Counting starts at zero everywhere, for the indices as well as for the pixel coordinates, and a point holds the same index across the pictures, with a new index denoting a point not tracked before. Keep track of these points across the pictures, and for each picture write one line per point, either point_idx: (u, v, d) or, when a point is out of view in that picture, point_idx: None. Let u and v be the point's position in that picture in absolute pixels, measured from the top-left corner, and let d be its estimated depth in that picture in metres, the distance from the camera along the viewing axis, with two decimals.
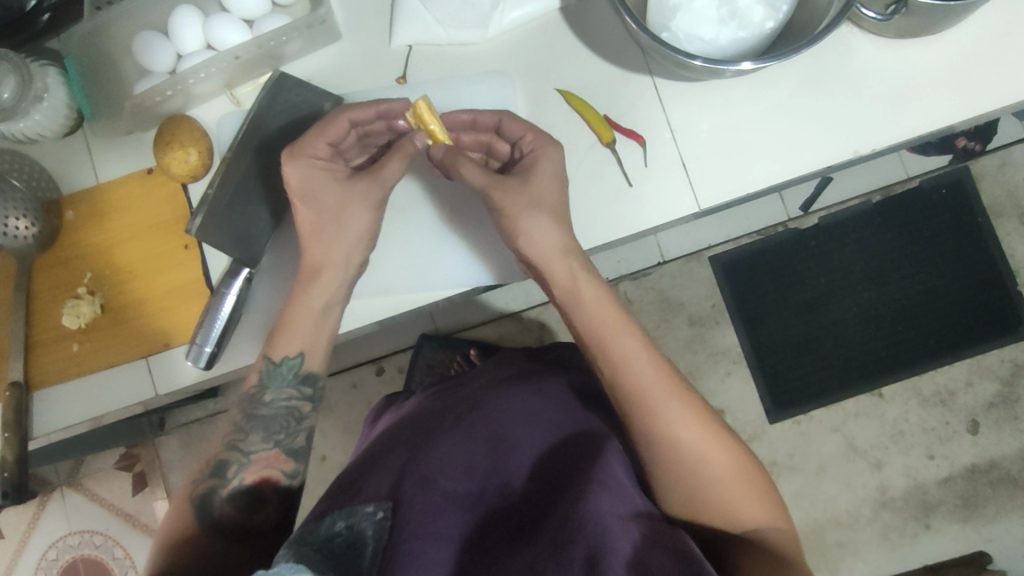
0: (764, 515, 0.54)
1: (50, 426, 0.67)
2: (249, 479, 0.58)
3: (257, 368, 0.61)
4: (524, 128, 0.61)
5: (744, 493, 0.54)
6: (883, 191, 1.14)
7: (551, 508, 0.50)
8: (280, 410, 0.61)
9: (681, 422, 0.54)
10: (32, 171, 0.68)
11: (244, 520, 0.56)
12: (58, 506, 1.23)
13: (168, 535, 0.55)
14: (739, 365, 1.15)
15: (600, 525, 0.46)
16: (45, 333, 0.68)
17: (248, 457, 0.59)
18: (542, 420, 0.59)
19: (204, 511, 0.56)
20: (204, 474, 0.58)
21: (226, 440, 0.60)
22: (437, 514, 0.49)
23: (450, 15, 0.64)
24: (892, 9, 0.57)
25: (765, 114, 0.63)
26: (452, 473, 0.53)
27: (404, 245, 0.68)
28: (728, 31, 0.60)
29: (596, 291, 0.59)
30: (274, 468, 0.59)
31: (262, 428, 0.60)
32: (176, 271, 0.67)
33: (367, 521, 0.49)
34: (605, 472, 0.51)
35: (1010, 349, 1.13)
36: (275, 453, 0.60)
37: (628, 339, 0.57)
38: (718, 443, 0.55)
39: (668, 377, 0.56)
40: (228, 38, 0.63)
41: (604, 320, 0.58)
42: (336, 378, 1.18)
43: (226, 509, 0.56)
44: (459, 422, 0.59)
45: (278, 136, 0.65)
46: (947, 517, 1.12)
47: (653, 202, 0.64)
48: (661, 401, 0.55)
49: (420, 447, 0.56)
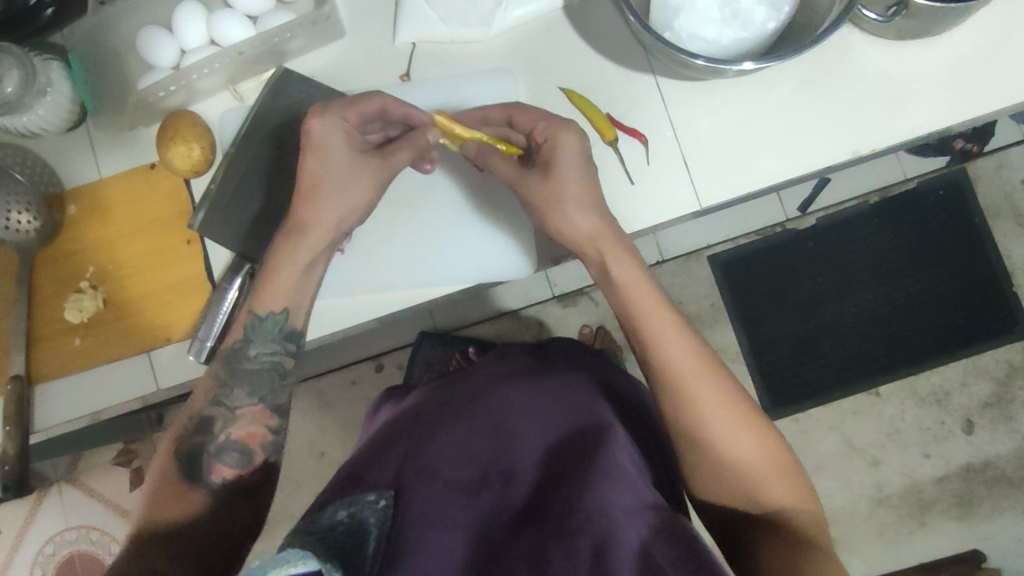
0: (792, 497, 0.55)
1: (53, 420, 0.67)
2: (235, 435, 0.60)
3: (242, 323, 0.61)
4: (532, 117, 0.59)
5: (771, 475, 0.55)
6: (881, 192, 1.15)
7: (554, 495, 0.50)
8: (266, 365, 0.61)
9: (714, 406, 0.55)
10: (36, 166, 0.68)
11: (237, 476, 0.59)
12: (55, 501, 1.23)
13: (160, 494, 0.57)
14: (737, 364, 1.16)
15: (607, 515, 0.47)
16: (47, 328, 0.68)
17: (235, 412, 0.60)
18: (546, 412, 0.59)
19: (195, 471, 0.58)
20: (188, 431, 0.59)
21: (209, 395, 0.60)
22: (440, 502, 0.50)
23: (453, 13, 0.64)
24: (893, 11, 0.58)
25: (766, 115, 0.64)
26: (454, 463, 0.54)
27: (403, 240, 0.68)
28: (731, 31, 0.60)
29: (632, 271, 0.58)
30: (259, 424, 0.60)
31: (247, 384, 0.61)
32: (179, 267, 0.67)
33: (370, 509, 0.50)
34: (612, 463, 0.51)
35: (1005, 350, 1.14)
36: (261, 409, 0.61)
37: (663, 319, 0.57)
38: (745, 428, 0.55)
39: (704, 360, 0.56)
40: (232, 34, 0.63)
41: (641, 300, 0.57)
42: (334, 374, 1.18)
43: (217, 468, 0.58)
44: (460, 415, 0.60)
45: (280, 132, 0.65)
46: (943, 515, 1.13)
47: (655, 200, 0.64)
48: (693, 385, 0.55)
49: (423, 439, 0.57)
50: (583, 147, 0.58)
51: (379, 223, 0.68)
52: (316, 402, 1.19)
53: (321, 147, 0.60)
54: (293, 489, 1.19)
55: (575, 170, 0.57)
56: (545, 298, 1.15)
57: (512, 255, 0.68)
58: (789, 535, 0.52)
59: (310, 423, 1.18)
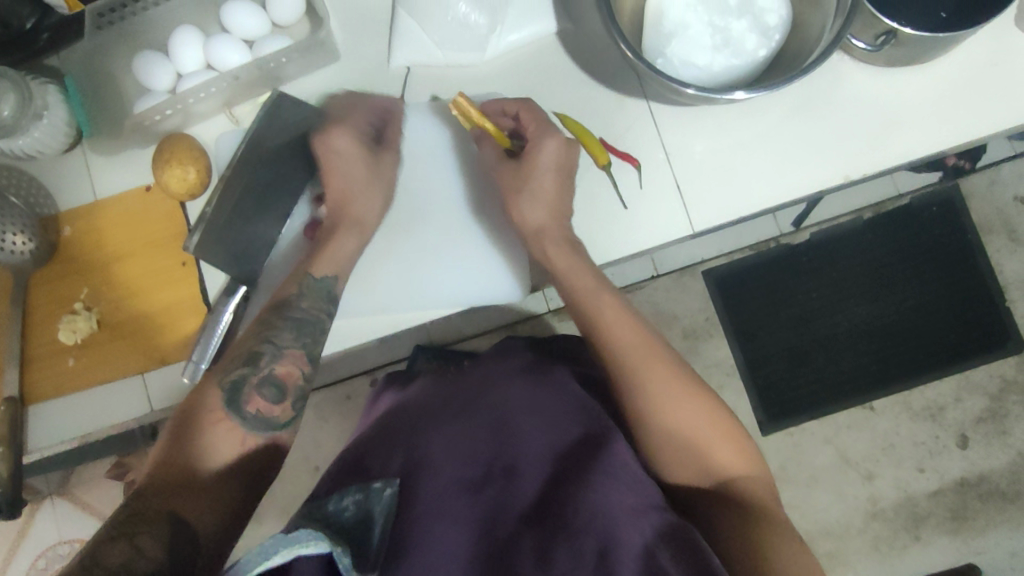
0: (737, 464, 0.55)
1: (45, 441, 0.67)
2: (277, 371, 0.57)
3: (295, 280, 0.61)
4: (534, 120, 0.61)
5: (715, 441, 0.55)
6: (874, 208, 1.16)
7: (558, 495, 0.52)
8: (309, 318, 0.60)
9: (653, 374, 0.56)
10: (32, 189, 0.68)
11: (270, 412, 0.56)
12: (47, 515, 1.23)
13: (187, 417, 0.54)
14: (732, 378, 1.16)
15: (610, 517, 0.48)
16: (41, 348, 0.68)
17: (280, 349, 0.58)
18: (549, 406, 0.59)
19: (233, 401, 0.55)
20: (234, 363, 0.57)
21: (256, 332, 0.58)
22: (445, 499, 0.52)
23: (448, 38, 0.65)
24: (882, 40, 0.59)
25: (758, 141, 0.65)
26: (458, 459, 0.55)
27: (399, 264, 0.68)
28: (722, 58, 0.61)
29: (569, 258, 0.61)
30: (298, 365, 0.58)
31: (292, 329, 0.59)
32: (173, 288, 0.67)
33: (376, 499, 0.50)
34: (613, 465, 0.53)
35: (999, 365, 1.14)
36: (301, 354, 0.59)
37: (603, 300, 0.60)
38: (688, 396, 0.56)
39: (642, 334, 0.58)
40: (228, 59, 0.64)
41: (578, 282, 0.60)
42: (330, 389, 1.18)
43: (255, 401, 0.55)
44: (463, 410, 0.61)
45: (277, 155, 0.65)
46: (937, 529, 1.13)
47: (649, 223, 0.65)
48: (629, 355, 0.57)
49: (426, 434, 0.58)
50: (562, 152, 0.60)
51: (373, 246, 0.68)
52: (311, 417, 1.19)
53: (338, 180, 0.63)
54: (287, 503, 1.18)
55: (545, 177, 0.61)
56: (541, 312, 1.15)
57: (503, 280, 0.68)
58: (738, 507, 0.52)
59: (305, 437, 1.18)
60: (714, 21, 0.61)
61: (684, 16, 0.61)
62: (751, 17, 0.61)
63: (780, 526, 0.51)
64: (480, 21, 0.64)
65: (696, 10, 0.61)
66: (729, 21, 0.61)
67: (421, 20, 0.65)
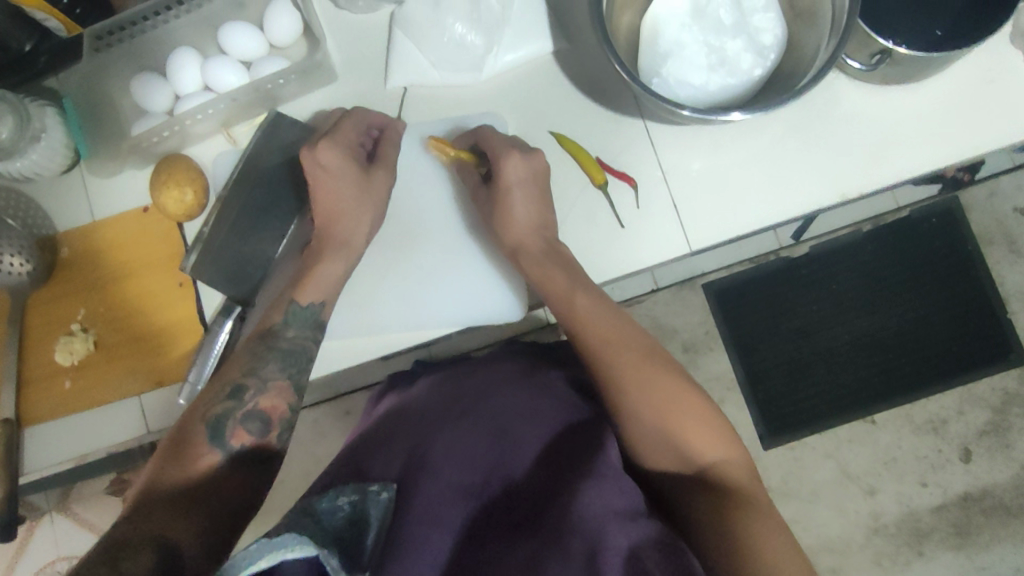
0: (717, 451, 0.54)
1: (41, 463, 0.67)
2: (261, 405, 0.57)
3: (281, 308, 0.61)
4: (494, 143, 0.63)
5: (694, 427, 0.54)
6: (874, 221, 1.15)
7: (551, 503, 0.52)
8: (297, 347, 0.60)
9: (630, 364, 0.56)
10: (30, 210, 0.68)
11: (257, 447, 0.56)
12: (45, 531, 1.22)
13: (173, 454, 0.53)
14: (733, 392, 1.15)
15: (598, 520, 0.48)
16: (37, 370, 0.68)
17: (264, 383, 0.58)
18: (546, 414, 0.60)
19: (217, 434, 0.54)
20: (216, 396, 0.56)
21: (241, 366, 0.58)
22: (442, 504, 0.52)
23: (445, 58, 0.65)
24: (877, 59, 0.59)
25: (754, 159, 0.65)
26: (457, 463, 0.55)
27: (396, 285, 0.68)
28: (717, 78, 0.61)
29: (543, 260, 0.62)
30: (283, 399, 0.58)
31: (279, 360, 0.59)
32: (171, 309, 0.67)
33: (373, 500, 0.48)
34: (606, 470, 0.53)
35: (1001, 377, 1.14)
36: (286, 386, 0.59)
37: (582, 292, 0.59)
38: (664, 383, 0.55)
39: (619, 326, 0.58)
40: (227, 81, 0.64)
41: (549, 274, 0.61)
42: (329, 405, 1.18)
43: (241, 435, 0.55)
44: (462, 412, 0.61)
45: (274, 176, 0.65)
46: (941, 544, 1.12)
47: (646, 242, 0.65)
48: (606, 345, 0.57)
49: (426, 436, 0.58)
50: (528, 164, 0.62)
51: (371, 267, 0.68)
52: (310, 432, 1.18)
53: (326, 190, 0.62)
54: None
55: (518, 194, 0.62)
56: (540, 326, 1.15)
57: (502, 299, 0.68)
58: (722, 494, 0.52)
59: (304, 452, 1.18)
60: (709, 41, 0.61)
61: (680, 35, 0.61)
62: (747, 37, 0.61)
63: (760, 513, 0.51)
64: (477, 41, 0.64)
65: (691, 30, 0.61)
66: (724, 41, 0.61)
67: (418, 40, 0.65)
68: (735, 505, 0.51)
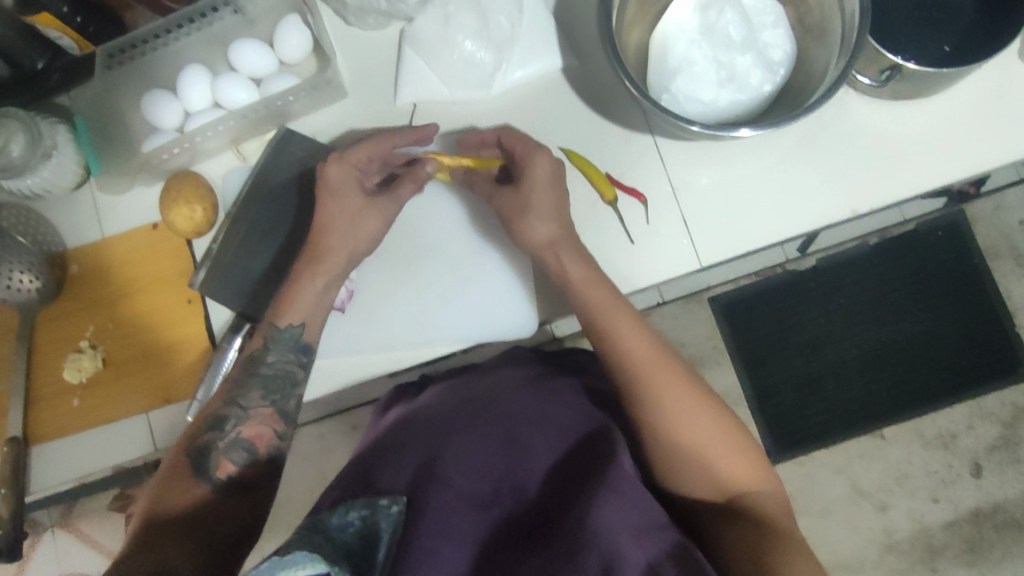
0: (751, 481, 0.55)
1: (48, 482, 0.66)
2: (245, 433, 0.58)
3: (261, 332, 0.61)
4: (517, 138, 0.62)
5: (729, 457, 0.54)
6: (880, 234, 1.15)
7: (563, 514, 0.52)
8: (280, 372, 0.61)
9: (670, 388, 0.55)
10: (38, 227, 0.68)
11: (244, 475, 0.56)
12: (49, 548, 1.21)
13: (163, 491, 0.53)
14: (741, 407, 1.15)
15: (611, 534, 0.48)
16: (45, 388, 0.67)
17: (246, 411, 0.58)
18: (556, 421, 0.59)
19: (203, 467, 0.55)
20: (200, 428, 0.57)
21: (225, 395, 0.59)
22: (452, 513, 0.51)
23: (453, 75, 0.66)
24: (886, 76, 0.59)
25: (763, 174, 0.64)
26: (467, 473, 0.54)
27: (405, 302, 0.68)
28: (727, 94, 0.61)
29: (583, 269, 0.60)
30: (267, 426, 0.59)
31: (260, 386, 0.60)
32: (179, 326, 0.67)
33: (383, 514, 0.48)
34: (618, 477, 0.52)
35: (1011, 391, 1.13)
36: (271, 412, 0.59)
37: (617, 309, 0.58)
38: (701, 412, 0.55)
39: (658, 349, 0.57)
40: (238, 97, 0.65)
41: (588, 293, 0.59)
42: (335, 420, 1.17)
43: (226, 466, 0.56)
44: (472, 418, 0.60)
45: (282, 192, 0.65)
46: (954, 561, 1.11)
47: (655, 258, 0.64)
48: (643, 367, 0.56)
49: (434, 443, 0.57)
50: (553, 168, 0.61)
51: (379, 282, 0.68)
52: (317, 447, 1.18)
53: (330, 208, 0.62)
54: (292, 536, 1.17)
55: (543, 191, 0.61)
56: None
57: (511, 315, 0.67)
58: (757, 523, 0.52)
59: (311, 468, 1.17)
60: (718, 57, 0.61)
61: (689, 51, 0.61)
62: (756, 52, 0.61)
63: (798, 546, 0.50)
64: (486, 59, 0.65)
65: (700, 46, 0.61)
66: (733, 56, 0.61)
67: (428, 58, 0.66)
68: (766, 532, 0.51)
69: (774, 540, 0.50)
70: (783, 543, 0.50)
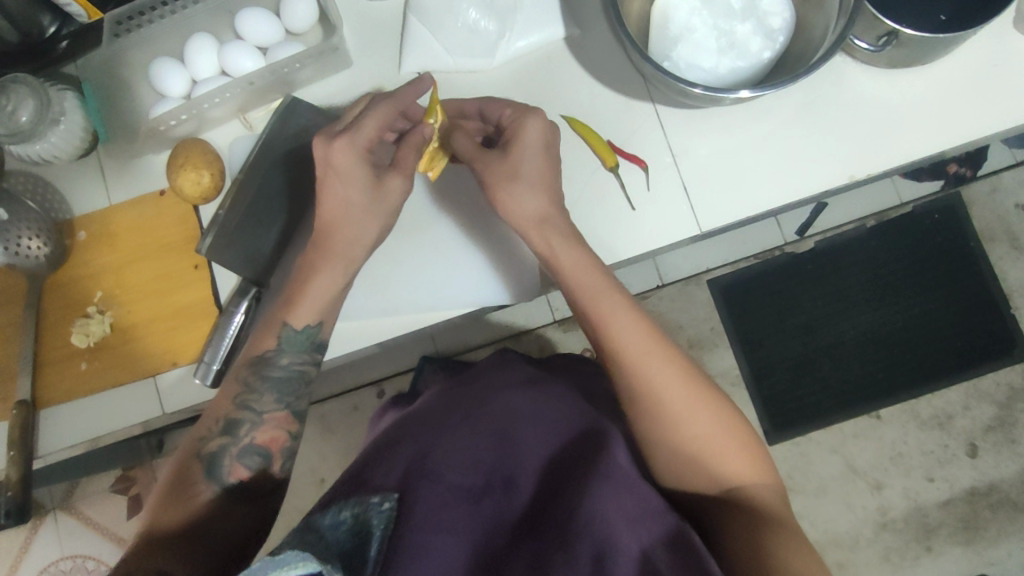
0: (751, 476, 0.55)
1: (56, 445, 0.67)
2: (259, 439, 0.59)
3: (274, 330, 0.61)
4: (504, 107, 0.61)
5: (729, 449, 0.55)
6: (877, 217, 1.16)
7: (557, 504, 0.51)
8: (294, 373, 0.61)
9: (666, 378, 0.55)
10: (47, 194, 0.69)
11: (252, 482, 0.58)
12: (50, 529, 1.22)
13: (171, 493, 0.56)
14: (738, 387, 1.16)
15: (605, 520, 0.47)
16: (52, 352, 0.68)
17: (260, 416, 0.60)
18: (548, 419, 0.59)
19: (213, 470, 0.57)
20: (212, 432, 0.58)
21: (234, 398, 0.60)
22: (443, 506, 0.49)
23: (458, 43, 0.67)
24: (884, 41, 0.60)
25: (763, 142, 0.65)
26: (458, 468, 0.53)
27: (408, 268, 0.69)
28: (727, 60, 0.62)
29: (575, 254, 0.58)
30: (281, 430, 0.60)
31: (274, 389, 0.61)
32: (185, 291, 0.68)
33: (375, 511, 0.48)
34: (611, 469, 0.52)
35: (1005, 373, 1.14)
36: (285, 415, 0.61)
37: (608, 299, 0.57)
38: (702, 404, 0.55)
39: (653, 335, 0.57)
40: (242, 65, 0.66)
41: (586, 285, 0.57)
42: (337, 400, 1.18)
43: (237, 471, 0.58)
44: (464, 417, 0.59)
45: (289, 158, 0.66)
46: (949, 540, 1.12)
47: (656, 226, 0.65)
48: (642, 359, 0.55)
49: (425, 442, 0.56)
50: (542, 127, 0.59)
51: (381, 250, 0.69)
52: (316, 427, 1.18)
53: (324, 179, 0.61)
54: (292, 516, 1.17)
55: (533, 158, 0.58)
56: (547, 321, 1.15)
57: (513, 280, 0.69)
58: (754, 510, 0.52)
59: (310, 448, 1.18)
60: (718, 25, 0.62)
61: (690, 19, 0.63)
62: (756, 20, 0.62)
63: (797, 535, 0.50)
64: (490, 27, 0.66)
65: (701, 14, 0.62)
66: (733, 25, 0.62)
67: (432, 27, 0.67)
68: (765, 525, 0.51)
69: (774, 529, 0.50)
70: (783, 538, 0.49)
